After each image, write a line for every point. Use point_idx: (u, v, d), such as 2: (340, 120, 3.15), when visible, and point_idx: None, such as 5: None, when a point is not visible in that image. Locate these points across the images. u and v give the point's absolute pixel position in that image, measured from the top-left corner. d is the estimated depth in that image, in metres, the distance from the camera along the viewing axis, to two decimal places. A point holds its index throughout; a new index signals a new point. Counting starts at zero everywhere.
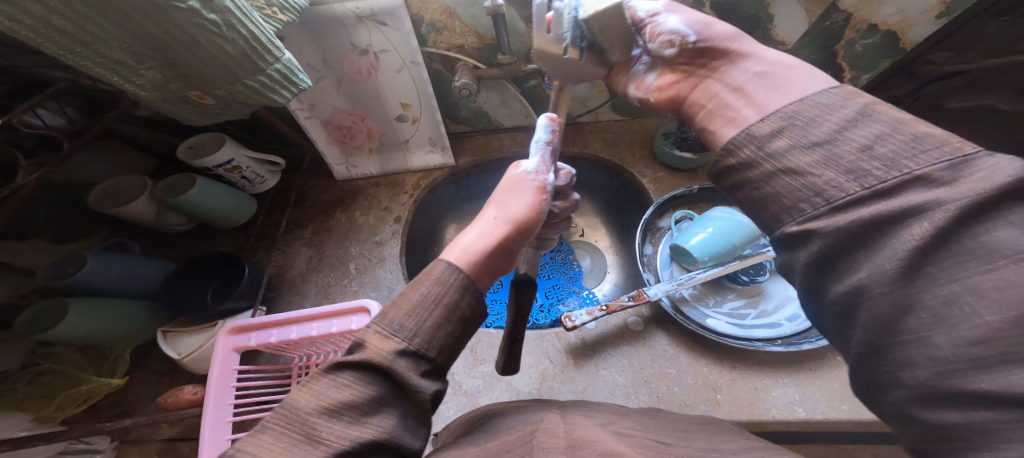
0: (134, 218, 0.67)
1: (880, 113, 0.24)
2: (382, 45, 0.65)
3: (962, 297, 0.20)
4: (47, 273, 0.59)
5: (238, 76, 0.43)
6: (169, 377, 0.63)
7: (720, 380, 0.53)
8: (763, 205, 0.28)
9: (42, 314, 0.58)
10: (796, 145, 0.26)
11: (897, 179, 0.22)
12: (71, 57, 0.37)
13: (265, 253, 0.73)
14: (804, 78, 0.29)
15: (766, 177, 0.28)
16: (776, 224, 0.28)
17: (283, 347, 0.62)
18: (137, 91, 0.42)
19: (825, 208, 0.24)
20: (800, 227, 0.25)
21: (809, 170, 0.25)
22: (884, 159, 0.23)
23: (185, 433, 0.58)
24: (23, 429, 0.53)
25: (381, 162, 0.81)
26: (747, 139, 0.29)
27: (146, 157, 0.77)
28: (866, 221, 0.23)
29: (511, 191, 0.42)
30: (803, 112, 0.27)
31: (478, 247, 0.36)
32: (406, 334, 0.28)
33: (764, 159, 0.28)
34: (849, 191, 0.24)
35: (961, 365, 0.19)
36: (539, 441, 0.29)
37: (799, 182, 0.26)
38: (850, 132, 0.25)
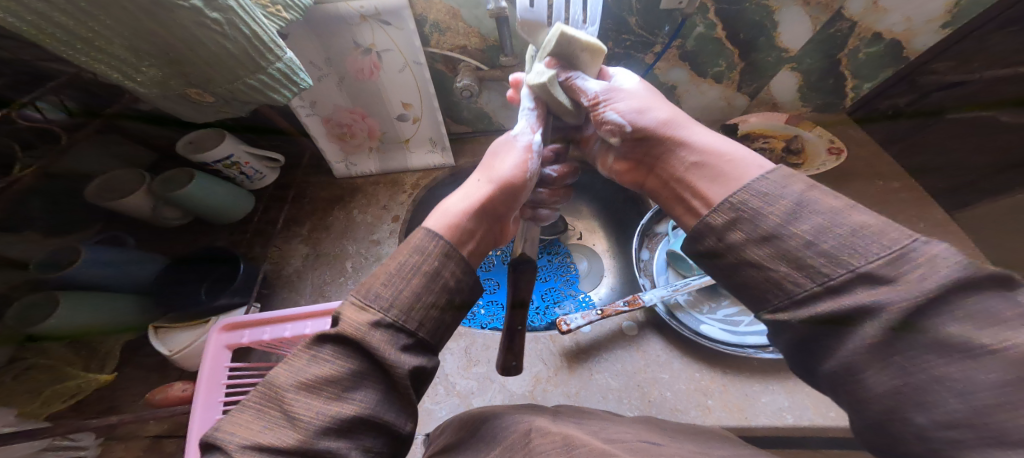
0: (130, 212, 0.67)
1: (817, 203, 0.26)
2: (384, 44, 0.65)
3: (932, 385, 0.20)
4: (40, 265, 0.59)
5: (239, 75, 0.43)
6: (159, 373, 0.62)
7: (712, 385, 0.53)
8: (748, 288, 0.28)
9: (31, 306, 0.57)
10: (749, 237, 0.28)
11: (844, 275, 0.23)
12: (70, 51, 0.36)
13: (261, 249, 0.72)
14: (745, 165, 0.31)
15: (732, 266, 0.29)
16: (755, 304, 0.28)
17: (276, 345, 0.62)
18: (136, 87, 0.42)
19: (787, 301, 0.26)
20: (773, 317, 0.26)
21: (766, 262, 0.27)
22: (828, 253, 0.24)
23: (172, 431, 0.57)
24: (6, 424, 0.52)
25: (381, 161, 0.81)
26: (708, 229, 0.30)
27: (145, 151, 0.77)
28: (830, 314, 0.23)
29: (496, 158, 0.43)
30: (745, 202, 0.28)
31: (459, 208, 0.36)
32: (383, 305, 0.28)
33: (724, 249, 0.29)
34: (804, 285, 0.25)
35: (954, 441, 0.19)
36: (536, 443, 0.28)
37: (761, 273, 0.27)
38: (793, 225, 0.26)
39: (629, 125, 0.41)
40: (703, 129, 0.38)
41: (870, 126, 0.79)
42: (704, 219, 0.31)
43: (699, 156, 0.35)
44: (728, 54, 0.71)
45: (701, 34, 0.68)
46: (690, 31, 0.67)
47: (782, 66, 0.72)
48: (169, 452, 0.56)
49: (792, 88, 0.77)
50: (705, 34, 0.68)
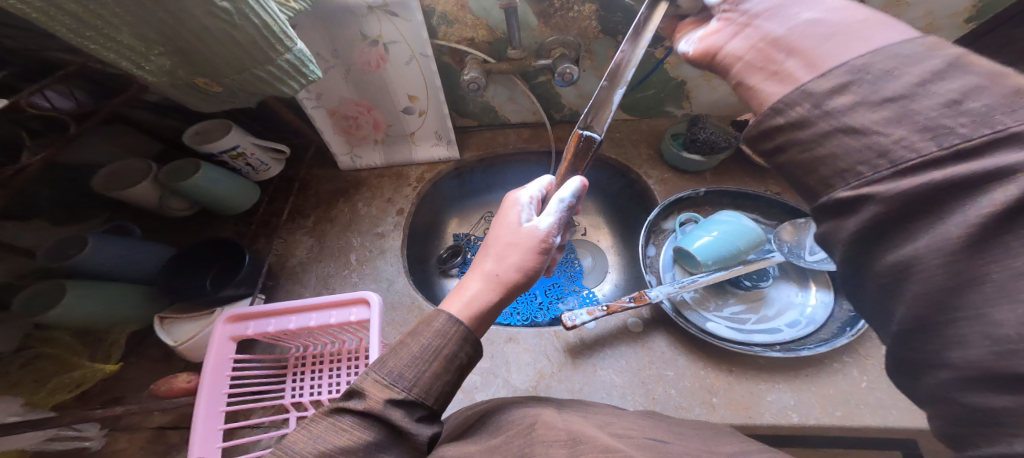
0: (138, 201, 0.67)
1: (973, 65, 0.21)
2: (391, 36, 0.64)
3: (1019, 277, 0.18)
4: (49, 254, 0.59)
5: (248, 65, 0.43)
6: (164, 362, 0.62)
7: (717, 382, 0.53)
8: (811, 168, 0.26)
9: (37, 295, 0.57)
10: (862, 101, 0.24)
11: (984, 137, 0.20)
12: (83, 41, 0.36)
13: (266, 241, 0.73)
14: (868, 31, 0.26)
15: (819, 137, 0.25)
16: (822, 189, 0.26)
17: (280, 338, 0.62)
18: (146, 77, 0.42)
19: (887, 171, 0.22)
20: (854, 191, 0.24)
21: (872, 127, 0.23)
22: (975, 114, 0.20)
23: (176, 422, 0.58)
24: (13, 413, 0.52)
25: (386, 153, 0.81)
26: (801, 96, 0.27)
27: (151, 142, 0.77)
28: (932, 190, 0.21)
29: (494, 227, 0.47)
30: (873, 64, 0.24)
31: (479, 304, 0.38)
32: (405, 384, 0.30)
33: (818, 117, 0.25)
34: (922, 150, 0.21)
35: (1015, 347, 0.18)
36: (538, 434, 0.29)
37: (860, 140, 0.24)
38: (933, 86, 0.21)
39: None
40: None
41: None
42: (799, 88, 0.27)
43: (823, 14, 0.28)
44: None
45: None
46: None
47: None
48: (174, 442, 0.56)
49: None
50: None
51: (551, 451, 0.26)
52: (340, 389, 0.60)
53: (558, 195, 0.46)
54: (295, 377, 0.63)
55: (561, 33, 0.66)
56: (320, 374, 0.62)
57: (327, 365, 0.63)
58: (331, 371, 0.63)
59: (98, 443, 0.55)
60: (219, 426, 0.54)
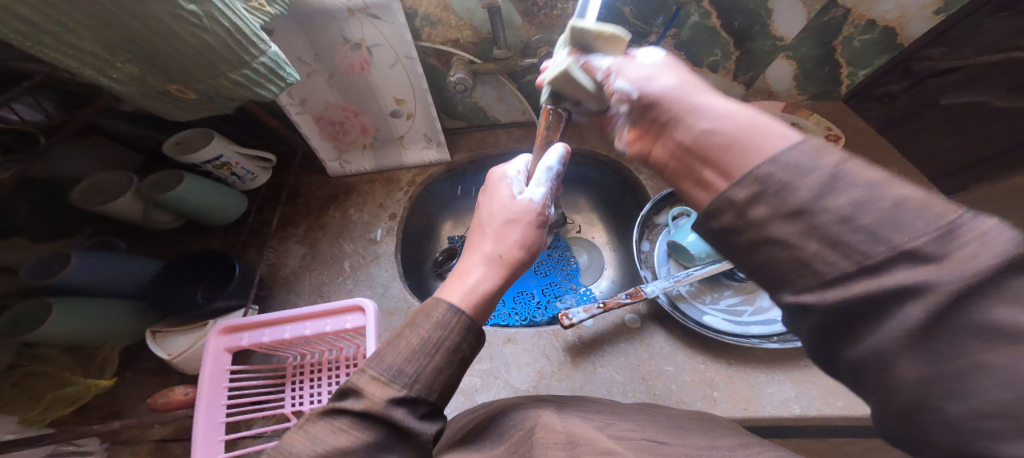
0: (121, 215, 0.65)
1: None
2: (374, 39, 0.63)
3: (971, 373, 0.17)
4: (32, 271, 0.58)
5: (222, 70, 0.42)
6: (160, 377, 0.62)
7: (717, 376, 0.54)
8: (758, 269, 0.25)
9: (24, 314, 0.55)
10: (776, 212, 0.22)
11: (882, 254, 0.19)
12: (39, 48, 0.35)
13: (257, 251, 0.72)
14: (761, 139, 0.25)
15: (750, 246, 0.24)
16: (769, 288, 0.25)
17: (277, 347, 0.62)
18: (116, 86, 0.41)
19: (813, 283, 0.21)
20: (794, 299, 0.22)
21: (791, 239, 0.22)
22: (867, 230, 0.20)
23: (177, 434, 0.57)
24: (8, 431, 0.51)
25: (375, 158, 0.80)
26: (726, 204, 0.25)
27: (131, 153, 0.75)
28: (861, 297, 0.20)
29: (484, 205, 0.46)
30: (772, 176, 0.23)
31: (482, 289, 0.37)
32: (406, 381, 0.29)
33: (744, 227, 0.24)
34: (836, 264, 0.21)
35: (978, 436, 0.17)
36: (539, 438, 0.29)
37: (785, 252, 0.22)
38: (827, 199, 0.21)
39: (641, 93, 0.35)
40: (725, 96, 0.31)
41: (867, 112, 0.80)
42: (721, 195, 0.25)
43: (718, 123, 0.28)
44: (724, 43, 0.71)
45: (697, 23, 0.67)
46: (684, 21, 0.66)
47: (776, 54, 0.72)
48: (177, 453, 0.56)
49: (788, 76, 0.77)
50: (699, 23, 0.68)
51: (551, 455, 0.27)
52: None
53: (545, 164, 0.46)
54: (294, 386, 0.62)
55: (547, 31, 0.66)
56: (320, 383, 0.62)
57: (326, 374, 0.63)
58: (330, 379, 0.63)
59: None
60: (218, 438, 0.54)
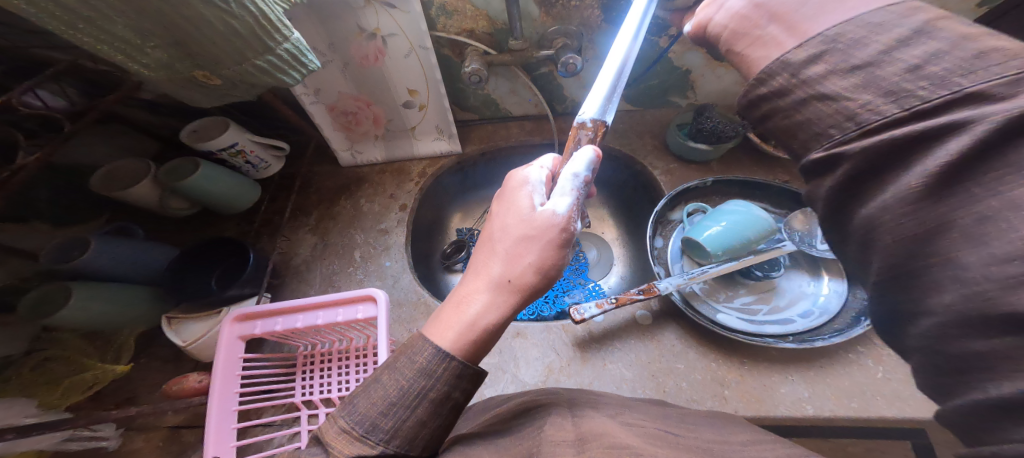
0: (137, 201, 0.67)
1: (943, 30, 0.22)
2: (390, 29, 0.63)
3: (997, 213, 0.18)
4: (52, 256, 0.59)
5: (247, 56, 0.42)
6: (173, 364, 0.64)
7: (728, 375, 0.53)
8: (790, 134, 0.28)
9: (45, 298, 0.57)
10: (835, 69, 0.25)
11: (944, 98, 0.21)
12: (70, 31, 0.35)
13: (270, 240, 0.73)
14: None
15: (797, 104, 0.27)
16: (803, 151, 0.28)
17: (288, 337, 0.63)
18: (140, 70, 0.41)
19: (854, 133, 0.24)
20: (826, 153, 0.25)
21: (845, 93, 0.24)
22: (934, 77, 0.21)
23: (189, 421, 0.59)
24: (27, 415, 0.51)
25: (386, 148, 0.81)
26: (781, 67, 0.28)
27: (147, 140, 0.76)
28: (901, 138, 0.21)
29: (499, 215, 0.41)
30: (847, 34, 0.25)
31: (479, 323, 0.33)
32: (382, 435, 0.28)
33: (796, 86, 0.27)
34: (886, 112, 0.22)
35: (991, 285, 0.18)
36: (548, 435, 0.29)
37: (831, 106, 0.25)
38: (898, 52, 0.23)
39: None
40: None
41: None
42: (782, 58, 0.28)
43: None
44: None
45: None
46: None
47: None
48: (189, 441, 0.57)
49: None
50: None
51: (559, 451, 0.26)
52: (350, 387, 0.61)
53: (570, 171, 0.40)
54: (304, 375, 0.63)
55: (564, 22, 0.65)
56: (330, 372, 0.63)
57: (336, 364, 0.64)
58: (339, 370, 0.64)
59: (114, 442, 0.56)
60: (231, 425, 0.54)
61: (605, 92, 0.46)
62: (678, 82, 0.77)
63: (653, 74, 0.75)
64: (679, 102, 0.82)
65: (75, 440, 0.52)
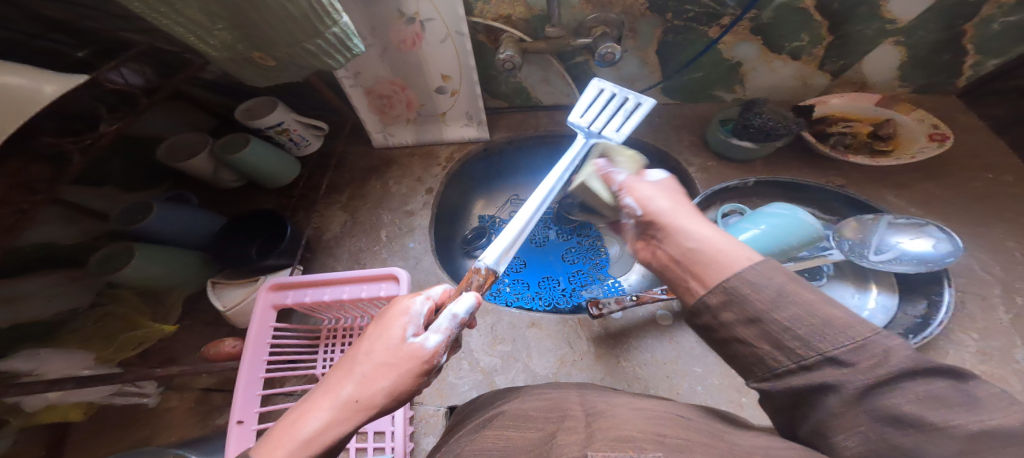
0: (194, 173, 0.73)
1: (793, 293, 0.26)
2: (428, 14, 0.64)
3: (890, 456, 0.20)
4: (120, 218, 0.65)
5: (300, 38, 0.44)
6: (212, 327, 0.69)
7: (748, 383, 0.51)
8: (730, 355, 0.30)
9: (110, 257, 0.63)
10: (738, 317, 0.28)
11: (813, 357, 0.24)
12: (156, 17, 0.39)
13: (305, 214, 0.77)
14: (729, 259, 0.31)
15: (723, 340, 0.29)
16: (744, 371, 0.29)
17: (314, 309, 0.66)
18: (208, 50, 0.45)
19: (769, 374, 0.26)
20: (760, 385, 0.27)
21: (751, 340, 0.27)
22: (801, 337, 0.25)
23: (220, 385, 0.63)
24: (85, 367, 0.56)
25: (417, 132, 0.83)
26: (702, 307, 0.30)
27: (207, 117, 0.83)
28: (798, 388, 0.24)
29: (374, 330, 0.36)
30: (738, 288, 0.28)
31: (315, 445, 0.29)
32: None
33: (718, 326, 0.29)
34: (783, 363, 0.25)
35: None
36: (559, 440, 0.26)
37: (747, 348, 0.28)
38: (773, 312, 0.26)
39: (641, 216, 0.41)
40: (711, 221, 0.36)
41: (983, 110, 0.71)
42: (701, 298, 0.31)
43: (699, 243, 0.34)
44: (815, 26, 0.65)
45: (785, 4, 0.62)
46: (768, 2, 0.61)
47: (883, 40, 0.66)
48: (217, 403, 0.62)
49: (891, 65, 0.70)
50: (786, 6, 0.62)
51: (566, 451, 0.24)
52: None
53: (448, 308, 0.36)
54: (326, 348, 0.66)
55: (603, 10, 0.64)
56: (349, 347, 0.65)
57: (356, 338, 0.66)
58: None
59: (153, 400, 0.61)
60: (257, 392, 0.57)
61: (507, 244, 0.45)
62: (725, 76, 0.75)
63: (697, 66, 0.73)
64: (724, 96, 0.79)
65: (121, 395, 0.58)
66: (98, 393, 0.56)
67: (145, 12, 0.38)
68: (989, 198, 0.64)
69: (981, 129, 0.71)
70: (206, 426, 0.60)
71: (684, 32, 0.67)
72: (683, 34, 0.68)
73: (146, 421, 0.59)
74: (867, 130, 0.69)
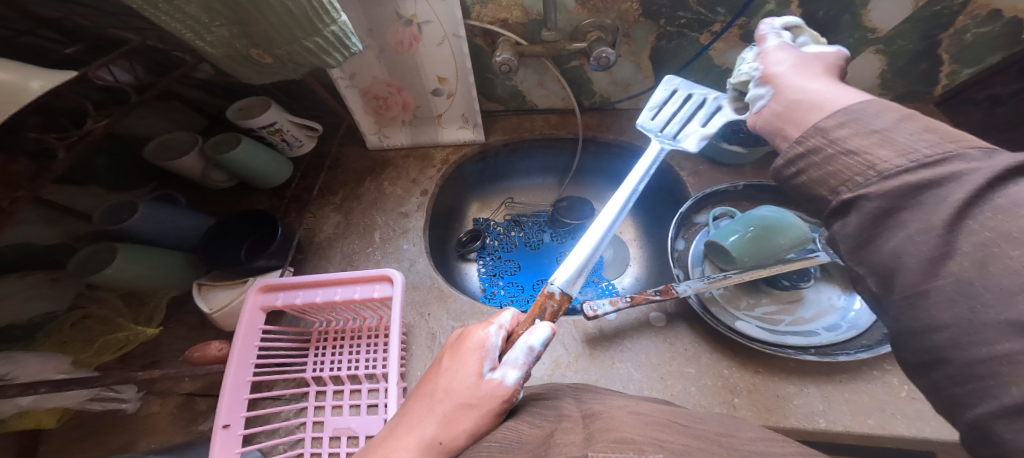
0: (184, 172, 0.71)
1: (920, 121, 0.27)
2: (426, 16, 0.64)
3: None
4: (103, 218, 0.64)
5: (297, 36, 0.44)
6: (198, 330, 0.67)
7: (740, 383, 0.51)
8: (823, 182, 0.30)
9: (90, 258, 0.61)
10: (858, 131, 0.29)
11: (933, 157, 0.24)
12: (153, 12, 0.38)
13: (297, 216, 0.76)
14: (833, 102, 0.33)
15: (828, 158, 0.30)
16: (832, 191, 0.29)
17: (306, 311, 0.65)
18: (205, 47, 0.44)
19: (874, 178, 0.26)
20: (850, 194, 0.27)
21: (863, 150, 0.27)
22: (920, 144, 0.25)
23: (204, 389, 0.61)
24: (60, 371, 0.54)
25: (413, 134, 0.83)
26: (815, 131, 0.32)
27: (197, 117, 0.82)
28: (906, 184, 0.24)
29: (445, 369, 0.35)
30: (864, 110, 0.30)
31: None
32: None
33: (826, 145, 0.30)
34: (895, 164, 0.25)
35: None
36: (557, 438, 0.25)
37: (855, 160, 0.28)
38: (894, 129, 0.27)
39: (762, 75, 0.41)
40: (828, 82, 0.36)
41: (960, 118, 0.74)
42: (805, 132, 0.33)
43: (803, 94, 0.35)
44: None
45: (772, 12, 0.64)
46: (758, 11, 0.63)
47: (866, 48, 0.69)
48: (201, 409, 0.59)
49: (873, 73, 0.73)
50: (777, 12, 0.64)
51: (564, 450, 0.23)
52: (359, 364, 0.62)
53: (523, 340, 0.36)
54: (316, 351, 0.64)
55: (598, 16, 0.66)
56: (340, 349, 0.64)
57: (347, 341, 0.65)
58: (350, 347, 0.64)
59: (133, 405, 0.59)
60: (243, 396, 0.56)
61: (576, 267, 0.43)
62: (716, 81, 0.77)
63: (690, 72, 0.76)
64: None
65: (98, 400, 0.57)
66: (75, 398, 0.55)
67: (142, 7, 0.37)
68: None
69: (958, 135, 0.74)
70: (189, 432, 0.57)
71: (677, 38, 0.69)
72: (676, 40, 0.70)
73: (127, 428, 0.57)
74: None
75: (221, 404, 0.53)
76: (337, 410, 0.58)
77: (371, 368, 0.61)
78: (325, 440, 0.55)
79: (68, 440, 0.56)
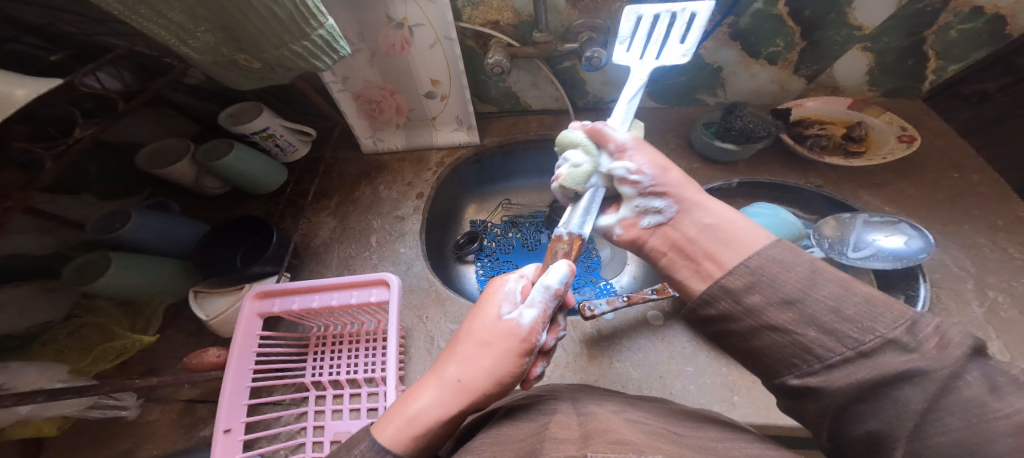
0: (177, 179, 0.71)
1: (828, 271, 0.28)
2: (417, 19, 0.64)
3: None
4: (96, 225, 0.63)
5: (285, 41, 0.44)
6: (196, 338, 0.66)
7: (739, 381, 0.52)
8: (759, 352, 0.30)
9: (85, 266, 0.60)
10: (772, 300, 0.29)
11: (874, 341, 0.25)
12: (134, 18, 0.37)
13: (293, 221, 0.75)
14: (747, 235, 0.34)
15: (752, 331, 0.30)
16: (772, 370, 0.30)
17: (303, 317, 0.65)
18: (187, 53, 0.44)
19: (818, 365, 0.27)
20: (800, 381, 0.28)
21: (792, 326, 0.28)
22: (854, 320, 0.26)
23: (204, 395, 0.61)
24: (59, 380, 0.54)
25: (407, 137, 0.83)
26: (722, 291, 0.32)
27: (190, 123, 0.82)
28: (861, 380, 0.25)
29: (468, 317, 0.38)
30: (763, 267, 0.30)
31: (427, 419, 0.31)
32: None
33: (744, 312, 0.30)
34: (837, 351, 0.26)
35: None
36: (552, 434, 0.26)
37: (785, 337, 0.28)
38: (815, 292, 0.28)
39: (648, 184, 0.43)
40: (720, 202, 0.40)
41: (948, 113, 0.75)
42: (716, 283, 0.32)
43: (715, 217, 0.38)
44: (788, 33, 0.68)
45: (760, 11, 0.65)
46: (748, 9, 0.64)
47: (853, 46, 0.69)
48: (202, 415, 0.59)
49: (860, 70, 0.73)
50: (764, 11, 0.65)
51: (562, 450, 0.23)
52: (358, 370, 0.62)
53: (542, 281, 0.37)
54: (315, 357, 0.65)
55: (589, 16, 0.66)
56: (340, 354, 0.64)
57: (346, 346, 0.65)
58: (350, 352, 0.64)
59: (133, 413, 0.59)
60: (242, 402, 0.56)
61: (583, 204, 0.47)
62: (708, 80, 0.78)
63: (682, 70, 0.76)
64: (707, 100, 0.82)
65: (97, 408, 0.56)
66: (72, 406, 0.54)
67: (125, 14, 0.37)
68: (957, 197, 0.67)
69: (947, 132, 0.75)
70: (189, 439, 0.57)
71: None
72: None
73: (127, 436, 0.57)
74: (841, 132, 0.72)
75: (220, 408, 0.53)
76: (337, 415, 0.58)
77: (372, 373, 0.61)
78: (325, 445, 0.55)
79: (68, 449, 0.55)
